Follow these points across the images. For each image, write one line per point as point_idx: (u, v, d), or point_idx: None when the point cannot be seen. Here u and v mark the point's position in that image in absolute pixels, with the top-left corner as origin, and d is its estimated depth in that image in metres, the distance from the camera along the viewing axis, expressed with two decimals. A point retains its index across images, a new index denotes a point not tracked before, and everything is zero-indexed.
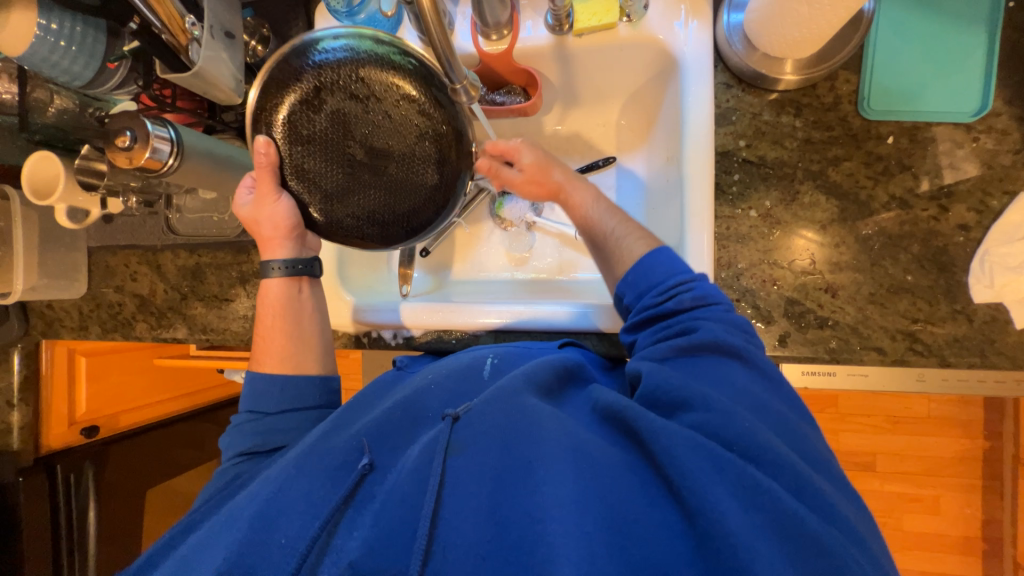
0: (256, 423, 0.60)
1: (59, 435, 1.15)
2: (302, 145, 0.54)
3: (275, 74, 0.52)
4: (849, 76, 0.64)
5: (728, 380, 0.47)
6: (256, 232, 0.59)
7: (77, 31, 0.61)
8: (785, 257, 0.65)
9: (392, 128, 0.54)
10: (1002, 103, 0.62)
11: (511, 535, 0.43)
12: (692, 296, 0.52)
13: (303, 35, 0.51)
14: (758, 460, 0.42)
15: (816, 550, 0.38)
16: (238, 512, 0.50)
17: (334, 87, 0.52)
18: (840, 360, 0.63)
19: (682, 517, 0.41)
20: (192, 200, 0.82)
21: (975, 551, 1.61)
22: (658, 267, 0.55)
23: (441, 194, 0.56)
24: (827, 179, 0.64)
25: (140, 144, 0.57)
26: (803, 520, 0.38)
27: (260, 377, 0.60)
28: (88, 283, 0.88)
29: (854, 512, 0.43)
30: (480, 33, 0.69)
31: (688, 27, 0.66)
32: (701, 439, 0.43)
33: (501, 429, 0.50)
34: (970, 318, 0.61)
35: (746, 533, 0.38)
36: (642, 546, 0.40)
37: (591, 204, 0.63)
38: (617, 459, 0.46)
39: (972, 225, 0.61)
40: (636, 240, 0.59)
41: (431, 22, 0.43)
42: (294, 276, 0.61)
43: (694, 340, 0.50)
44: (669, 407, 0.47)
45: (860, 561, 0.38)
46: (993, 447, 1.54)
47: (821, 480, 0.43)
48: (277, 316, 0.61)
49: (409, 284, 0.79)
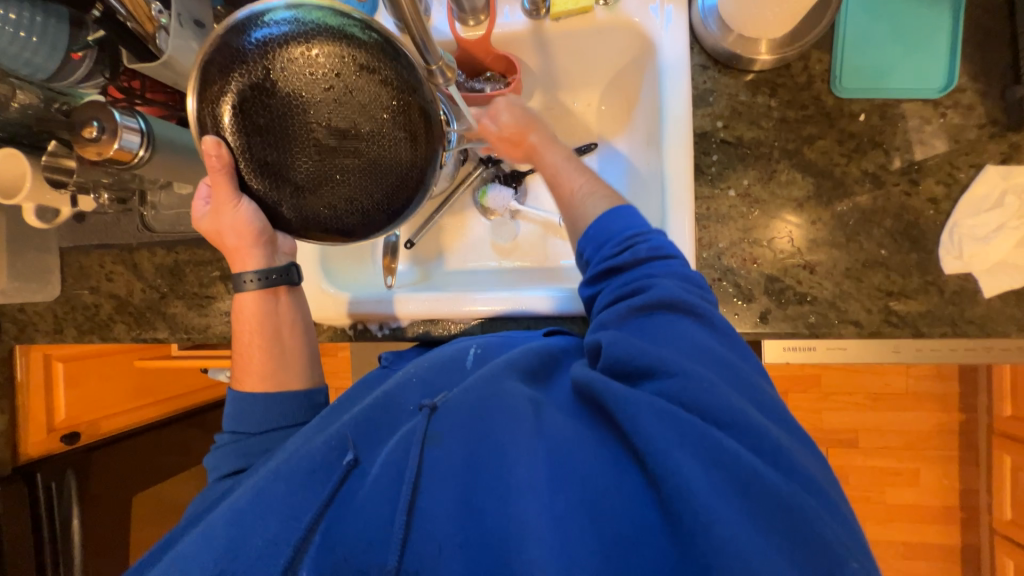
0: (240, 444, 0.59)
1: (36, 443, 1.13)
2: (258, 137, 0.53)
3: (213, 64, 0.50)
4: (822, 56, 0.66)
5: (687, 337, 0.48)
6: (221, 243, 0.59)
7: (38, 21, 0.59)
8: (765, 236, 0.66)
9: (349, 105, 0.52)
10: (967, 79, 0.63)
11: (485, 522, 0.44)
12: (648, 246, 0.52)
13: (239, 18, 0.50)
14: (721, 422, 0.43)
15: (779, 505, 0.39)
16: (214, 521, 0.48)
17: (281, 69, 0.50)
18: (820, 335, 0.65)
19: (648, 484, 0.42)
20: (169, 196, 0.79)
21: (953, 520, 1.67)
22: (617, 224, 0.55)
23: (417, 171, 0.55)
24: (802, 157, 0.66)
25: (108, 135, 0.55)
26: (762, 476, 0.40)
27: (242, 397, 0.59)
28: (62, 285, 0.85)
29: (816, 467, 0.44)
30: (456, 19, 0.69)
31: (664, 10, 0.67)
32: (664, 405, 0.43)
33: (473, 417, 0.50)
34: (941, 289, 0.63)
35: (709, 495, 0.39)
36: (612, 519, 0.41)
37: (562, 162, 0.63)
38: (584, 435, 0.47)
39: (941, 198, 0.63)
40: (603, 197, 0.59)
41: (405, 7, 0.43)
42: (269, 287, 0.60)
43: (649, 298, 0.50)
44: (634, 376, 0.47)
45: (820, 514, 0.39)
46: (968, 418, 1.61)
47: (791, 442, 0.44)
48: (253, 331, 0.60)
49: (393, 275, 0.79)
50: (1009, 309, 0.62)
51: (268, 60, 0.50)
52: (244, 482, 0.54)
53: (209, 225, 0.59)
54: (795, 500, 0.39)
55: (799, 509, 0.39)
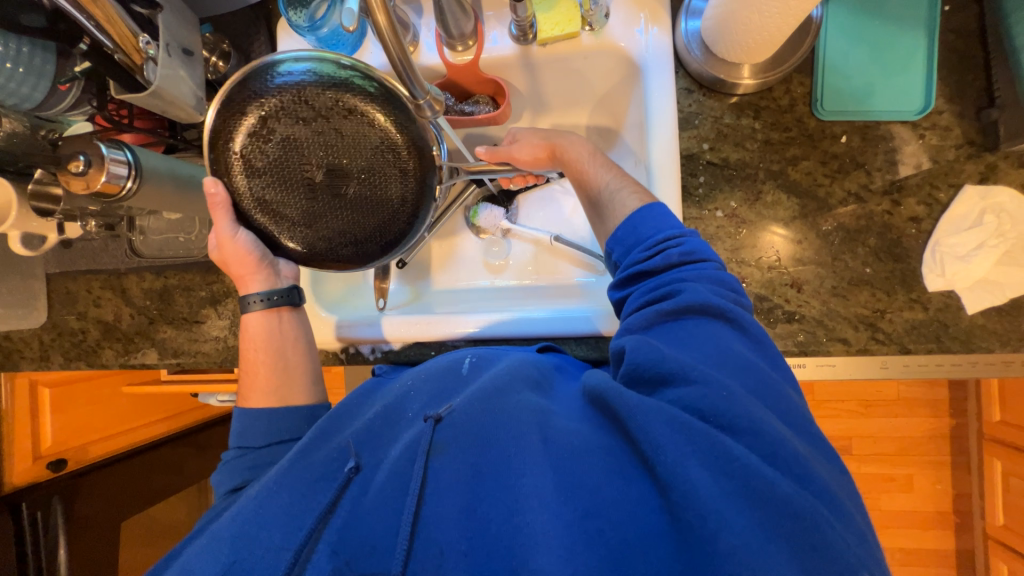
0: (246, 458, 0.58)
1: (21, 470, 1.18)
2: (261, 175, 0.56)
3: (218, 115, 0.54)
4: (803, 79, 0.67)
5: (713, 340, 0.48)
6: (226, 270, 0.61)
7: (24, 52, 0.60)
8: (752, 255, 0.67)
9: (346, 149, 0.56)
10: (943, 101, 0.65)
11: (491, 532, 0.43)
12: (679, 251, 0.52)
13: (236, 74, 0.54)
14: (734, 428, 0.42)
15: (785, 508, 0.39)
16: (220, 533, 0.48)
17: (277, 117, 0.54)
18: (809, 352, 0.66)
19: (657, 492, 0.42)
20: (157, 220, 0.79)
21: (948, 524, 1.68)
22: (647, 224, 0.55)
23: (411, 202, 0.59)
24: (787, 178, 0.67)
25: (95, 168, 0.55)
26: (773, 483, 0.39)
27: (247, 418, 0.60)
28: (48, 311, 0.84)
29: (833, 477, 0.44)
30: (445, 45, 0.69)
31: (649, 33, 0.68)
32: (674, 412, 0.43)
33: (479, 429, 0.49)
34: (926, 306, 0.64)
35: (716, 501, 0.38)
36: (619, 529, 0.40)
37: (586, 159, 0.64)
38: (596, 443, 0.46)
39: (923, 217, 0.65)
40: (630, 193, 0.59)
41: (391, 43, 0.43)
42: (272, 308, 0.61)
43: (678, 303, 0.50)
44: (653, 381, 0.47)
45: (831, 522, 0.39)
46: (959, 423, 1.63)
47: (798, 445, 0.43)
48: (260, 349, 0.61)
49: (385, 297, 0.79)
50: (992, 325, 0.63)
51: (265, 108, 0.54)
52: (244, 495, 0.53)
53: (236, 243, 0.58)
54: (800, 505, 0.39)
55: (809, 515, 0.39)
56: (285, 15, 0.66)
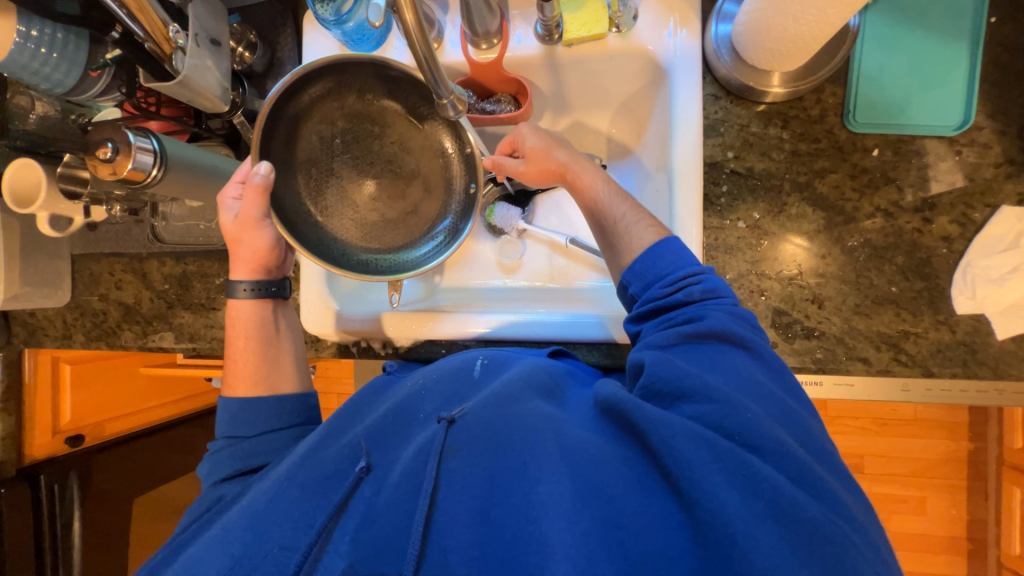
0: (236, 448, 0.59)
1: (43, 445, 1.18)
2: (293, 181, 0.62)
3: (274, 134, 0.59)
4: (836, 89, 0.65)
5: (735, 368, 0.47)
6: (235, 249, 0.61)
7: (58, 38, 0.60)
8: (773, 267, 0.65)
9: (391, 210, 0.64)
10: (984, 117, 0.62)
11: (505, 537, 0.43)
12: (702, 287, 0.51)
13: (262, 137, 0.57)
14: (761, 450, 0.41)
15: (816, 536, 0.37)
16: (229, 525, 0.49)
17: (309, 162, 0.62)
18: (827, 370, 0.64)
19: (680, 508, 0.41)
20: (178, 207, 0.80)
21: (962, 551, 1.63)
22: (666, 257, 0.54)
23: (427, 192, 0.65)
24: (813, 191, 0.65)
25: (122, 155, 0.56)
26: (802, 507, 0.38)
27: (256, 407, 0.60)
28: (72, 291, 0.86)
29: (858, 505, 0.43)
30: (469, 42, 0.69)
31: (677, 36, 0.66)
32: (699, 429, 0.42)
33: (495, 434, 0.49)
34: (953, 329, 0.62)
35: (744, 522, 0.37)
36: (638, 542, 0.40)
37: (601, 186, 0.63)
38: (614, 454, 0.45)
39: (955, 237, 0.62)
40: (647, 226, 0.58)
41: (416, 39, 0.43)
42: (262, 298, 0.64)
43: (700, 328, 0.49)
44: (670, 397, 0.46)
45: (861, 551, 0.38)
46: (978, 448, 1.58)
47: (825, 473, 0.42)
48: (244, 337, 0.63)
49: (398, 292, 0.71)
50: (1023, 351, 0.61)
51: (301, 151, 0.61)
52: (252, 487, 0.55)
53: (257, 236, 0.60)
54: (830, 532, 0.38)
55: (839, 542, 0.38)
56: (311, 7, 0.64)
